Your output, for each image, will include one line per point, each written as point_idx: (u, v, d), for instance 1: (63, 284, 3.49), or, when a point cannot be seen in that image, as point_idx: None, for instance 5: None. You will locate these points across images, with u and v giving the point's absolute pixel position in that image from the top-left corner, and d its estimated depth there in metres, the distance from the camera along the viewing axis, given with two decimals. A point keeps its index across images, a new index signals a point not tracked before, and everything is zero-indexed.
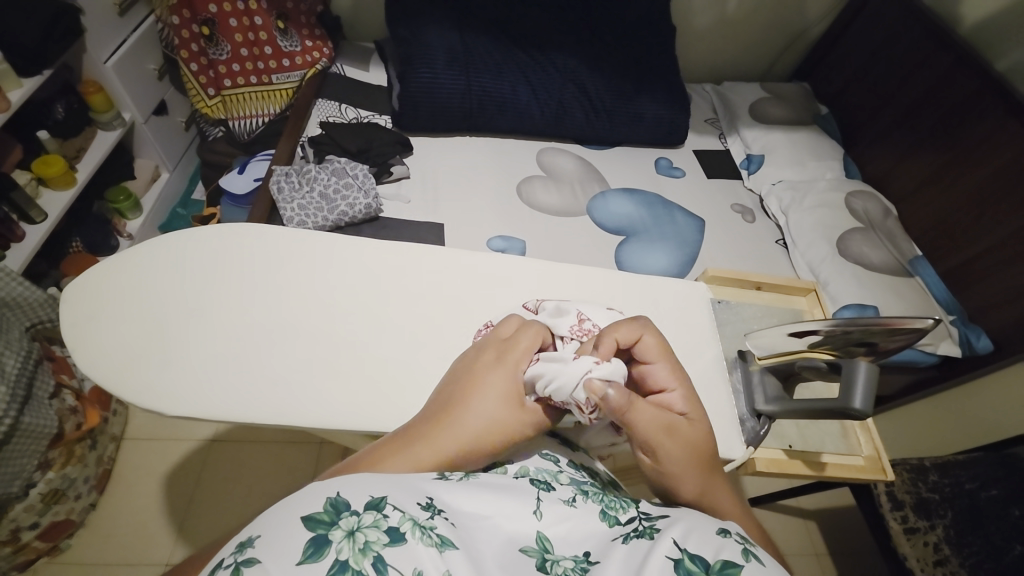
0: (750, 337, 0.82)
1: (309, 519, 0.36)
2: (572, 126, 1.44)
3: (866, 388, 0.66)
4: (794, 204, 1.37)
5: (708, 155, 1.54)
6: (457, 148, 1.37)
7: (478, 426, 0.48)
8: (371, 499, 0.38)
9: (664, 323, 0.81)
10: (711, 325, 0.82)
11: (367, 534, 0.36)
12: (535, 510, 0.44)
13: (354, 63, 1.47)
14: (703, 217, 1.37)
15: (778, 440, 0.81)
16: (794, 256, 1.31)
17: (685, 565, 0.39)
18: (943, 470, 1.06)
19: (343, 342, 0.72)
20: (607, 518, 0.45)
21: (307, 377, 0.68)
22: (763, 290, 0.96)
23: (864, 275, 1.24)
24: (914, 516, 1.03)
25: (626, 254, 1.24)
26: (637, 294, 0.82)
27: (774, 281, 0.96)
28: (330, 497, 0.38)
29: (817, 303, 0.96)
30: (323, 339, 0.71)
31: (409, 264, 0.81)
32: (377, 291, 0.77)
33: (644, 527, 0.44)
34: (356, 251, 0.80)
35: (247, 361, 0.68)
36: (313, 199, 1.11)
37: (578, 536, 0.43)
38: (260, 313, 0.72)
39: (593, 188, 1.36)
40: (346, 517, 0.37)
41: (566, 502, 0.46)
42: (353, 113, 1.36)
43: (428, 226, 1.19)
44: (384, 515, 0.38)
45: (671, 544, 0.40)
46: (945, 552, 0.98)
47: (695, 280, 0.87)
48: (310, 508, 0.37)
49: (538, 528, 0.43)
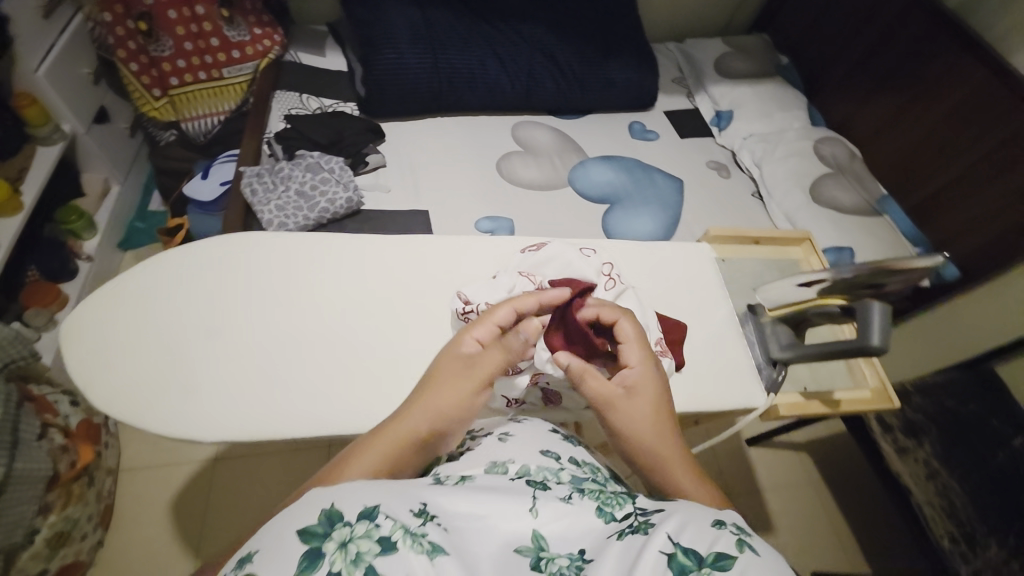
0: (759, 292, 0.83)
1: (304, 533, 0.38)
2: (544, 98, 1.43)
3: (882, 326, 0.70)
4: (767, 156, 1.43)
5: (679, 115, 1.56)
6: (431, 131, 1.34)
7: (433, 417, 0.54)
8: (364, 509, 0.40)
9: (677, 286, 0.82)
10: (720, 281, 0.84)
11: (359, 545, 0.38)
12: (530, 508, 0.45)
13: (309, 51, 1.40)
14: (682, 178, 1.41)
15: (794, 385, 0.86)
16: (771, 207, 1.36)
17: (678, 560, 0.40)
18: (924, 391, 1.11)
19: (355, 343, 0.70)
20: (603, 515, 0.47)
21: (335, 382, 0.67)
22: (761, 244, 0.97)
23: (839, 218, 1.29)
24: (902, 437, 1.08)
25: (613, 222, 1.28)
26: (645, 261, 0.83)
27: (772, 234, 0.96)
28: (325, 509, 0.40)
29: (813, 253, 0.98)
30: (344, 343, 0.70)
31: (412, 255, 0.79)
32: (378, 288, 0.75)
33: (639, 522, 0.45)
34: (351, 251, 0.77)
35: (274, 376, 0.66)
36: (290, 198, 1.04)
37: (574, 534, 0.44)
38: (279, 327, 0.70)
39: (571, 159, 1.39)
40: (340, 529, 0.38)
41: (563, 500, 0.47)
42: (316, 103, 1.31)
43: (413, 214, 1.16)
44: (376, 525, 0.39)
45: (666, 537, 0.41)
46: (934, 465, 1.04)
47: (698, 241, 0.88)
48: (306, 521, 0.39)
49: (533, 527, 0.44)
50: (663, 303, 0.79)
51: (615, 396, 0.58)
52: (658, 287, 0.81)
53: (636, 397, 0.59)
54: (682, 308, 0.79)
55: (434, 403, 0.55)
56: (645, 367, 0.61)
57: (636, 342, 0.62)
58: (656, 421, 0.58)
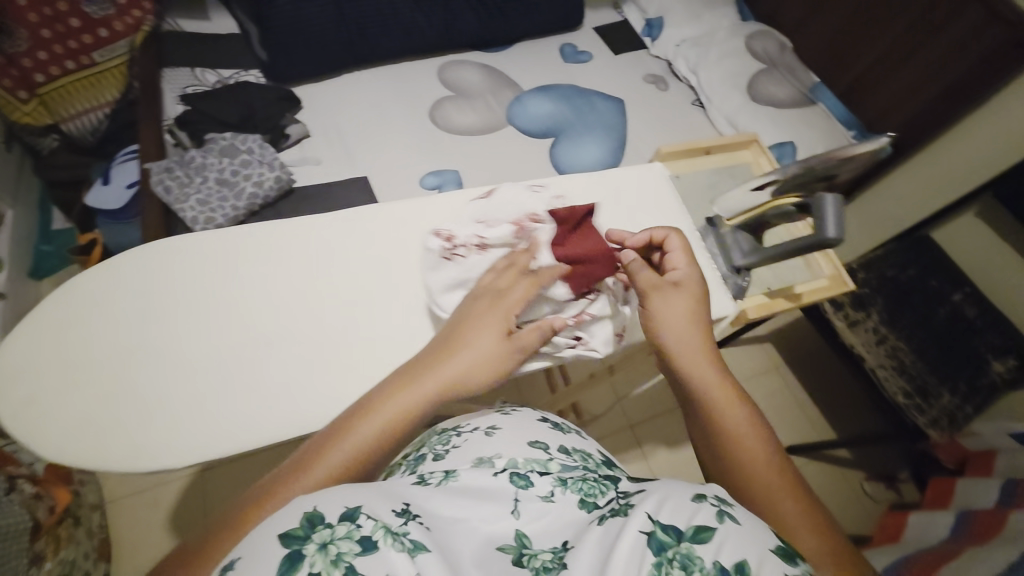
0: (716, 204, 0.85)
1: (285, 536, 0.36)
2: (465, 31, 1.33)
3: (837, 216, 0.70)
4: (702, 61, 1.40)
5: (609, 30, 1.51)
6: (351, 88, 1.23)
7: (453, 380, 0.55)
8: (346, 511, 0.39)
9: (636, 210, 0.81)
10: (675, 197, 0.83)
11: (340, 545, 0.36)
12: (513, 510, 0.48)
13: (190, 16, 1.23)
14: (621, 97, 1.38)
15: (757, 287, 0.89)
16: (711, 113, 1.36)
17: (658, 537, 0.40)
18: (868, 266, 1.19)
19: (316, 334, 0.67)
20: (585, 505, 0.49)
21: (307, 377, 0.64)
22: (712, 153, 0.97)
23: (778, 114, 1.30)
24: (853, 311, 1.15)
25: (560, 154, 1.24)
26: (602, 191, 0.81)
27: (721, 142, 0.96)
28: (307, 512, 0.38)
29: (762, 154, 0.98)
30: (307, 336, 0.67)
31: (358, 228, 0.74)
32: (330, 274, 0.71)
33: (620, 505, 0.46)
34: (288, 237, 0.72)
35: (240, 386, 0.63)
36: (211, 189, 0.94)
37: (555, 529, 0.46)
38: (232, 334, 0.65)
39: (507, 95, 1.32)
40: (320, 531, 0.37)
41: (544, 498, 0.49)
42: (213, 75, 1.16)
43: (351, 183, 1.08)
44: (357, 525, 0.38)
45: (645, 517, 0.42)
46: (883, 331, 1.12)
47: (650, 161, 0.87)
48: (287, 525, 0.37)
49: (516, 526, 0.46)
50: (626, 231, 0.78)
51: (655, 289, 0.63)
52: (616, 218, 0.80)
53: (676, 295, 0.62)
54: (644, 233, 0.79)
55: (463, 360, 0.56)
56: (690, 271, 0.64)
57: (683, 251, 0.66)
58: (693, 330, 0.60)
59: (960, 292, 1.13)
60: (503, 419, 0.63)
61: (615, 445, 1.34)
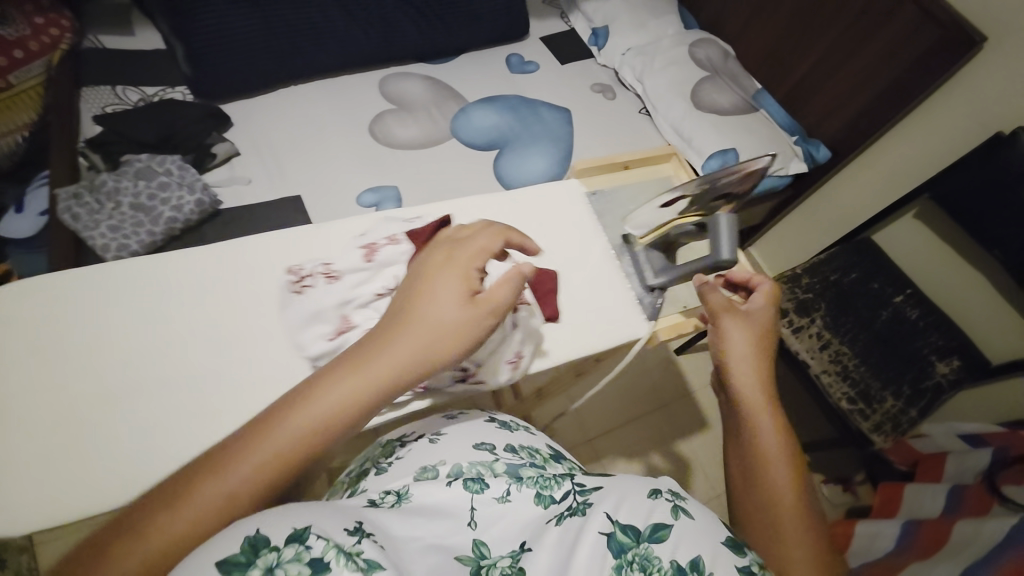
0: (628, 221, 0.85)
1: (224, 563, 0.33)
2: (406, 43, 1.31)
3: (730, 234, 0.72)
4: (647, 70, 1.39)
5: (556, 39, 1.51)
6: (287, 103, 1.19)
7: (402, 349, 0.47)
8: (292, 531, 0.37)
9: (551, 230, 0.79)
10: (588, 216, 0.82)
11: (287, 569, 0.34)
12: (469, 522, 0.51)
13: (113, 31, 1.18)
14: (568, 107, 1.37)
15: (674, 305, 0.85)
16: (658, 121, 1.37)
17: (616, 539, 0.46)
18: (812, 271, 1.18)
19: (198, 379, 0.64)
20: (542, 500, 0.53)
21: (184, 426, 0.61)
22: (632, 168, 0.96)
23: (720, 122, 1.29)
24: (797, 317, 1.13)
25: (504, 167, 1.23)
26: (509, 212, 0.79)
27: (639, 156, 0.96)
28: (248, 536, 0.35)
29: (682, 167, 0.98)
30: (188, 381, 0.64)
31: (256, 262, 0.72)
32: (216, 314, 0.68)
33: (576, 504, 0.52)
34: (182, 274, 0.70)
35: (110, 437, 0.60)
36: (125, 215, 0.89)
37: (513, 531, 0.50)
38: (109, 380, 0.62)
39: (451, 107, 1.30)
40: (264, 555, 0.34)
41: (500, 500, 0.53)
42: (136, 93, 1.11)
43: (283, 203, 1.05)
44: (306, 546, 0.36)
45: (604, 518, 0.48)
46: (826, 336, 1.11)
47: (567, 178, 0.86)
48: (224, 550, 0.34)
49: (475, 536, 0.50)
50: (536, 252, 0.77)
51: (724, 311, 0.68)
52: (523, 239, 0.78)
53: (749, 321, 0.67)
54: (557, 253, 0.78)
55: (422, 324, 0.49)
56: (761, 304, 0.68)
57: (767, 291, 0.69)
58: (761, 362, 0.63)
59: (903, 294, 1.15)
60: (449, 425, 0.66)
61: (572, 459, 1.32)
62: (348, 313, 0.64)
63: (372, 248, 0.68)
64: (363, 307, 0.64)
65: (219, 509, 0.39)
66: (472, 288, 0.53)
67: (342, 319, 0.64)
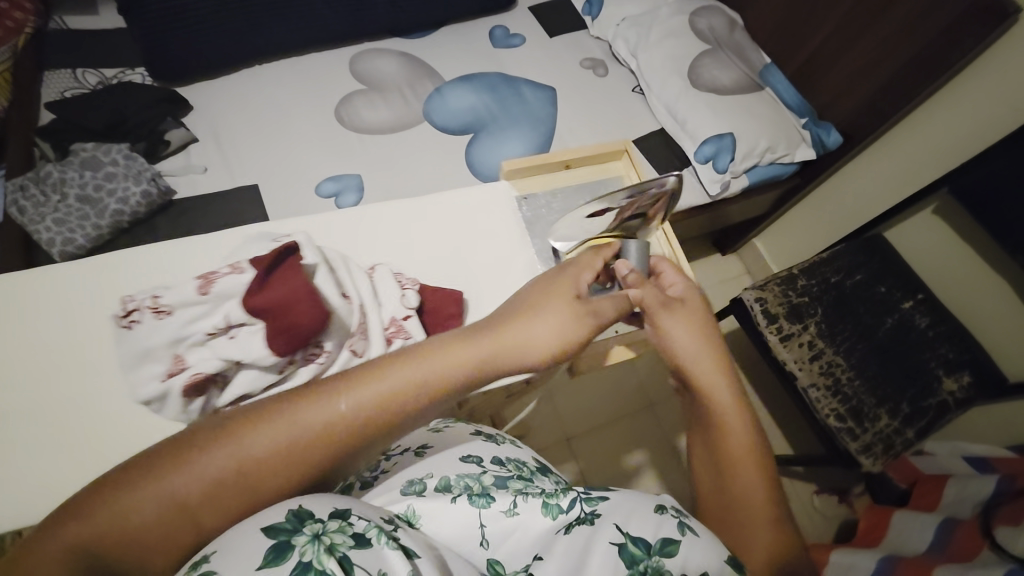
0: (552, 235, 0.76)
1: (269, 529, 0.37)
2: (378, 18, 1.23)
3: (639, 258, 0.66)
4: (641, 43, 1.27)
5: (546, 9, 1.40)
6: (251, 85, 1.15)
7: (458, 358, 0.50)
8: (336, 510, 0.40)
9: (473, 241, 0.75)
10: (517, 220, 0.77)
11: (333, 537, 0.37)
12: (483, 540, 0.50)
13: (77, 10, 1.15)
14: (553, 85, 1.27)
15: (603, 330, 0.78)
16: (651, 101, 1.24)
17: (628, 548, 0.46)
18: (810, 273, 1.07)
19: (61, 405, 0.58)
20: (550, 511, 0.50)
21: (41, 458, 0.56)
22: (574, 167, 0.83)
23: (717, 102, 1.16)
24: (788, 324, 1.02)
25: (478, 153, 1.14)
26: (423, 222, 0.75)
27: (583, 153, 0.82)
28: (292, 509, 0.39)
29: (634, 165, 0.85)
30: (49, 406, 0.58)
31: (147, 267, 0.66)
32: (84, 333, 0.62)
33: (586, 513, 0.50)
34: (68, 283, 0.65)
35: None
36: (71, 207, 0.87)
37: (524, 546, 0.50)
38: None
39: (426, 87, 1.21)
40: (311, 524, 0.38)
41: (508, 513, 0.50)
42: (95, 77, 1.08)
43: (240, 192, 1.01)
44: (348, 522, 0.39)
45: (615, 529, 0.48)
46: (818, 346, 1.00)
47: (495, 181, 0.80)
48: (271, 519, 0.38)
49: (488, 556, 0.49)
50: (454, 262, 0.73)
51: (660, 309, 0.62)
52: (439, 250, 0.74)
53: (687, 309, 0.63)
54: (477, 262, 0.73)
55: (514, 334, 0.53)
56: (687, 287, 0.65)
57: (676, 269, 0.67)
58: (712, 351, 0.61)
59: (912, 299, 1.03)
60: (434, 436, 0.62)
61: (547, 460, 1.27)
62: (180, 353, 0.55)
63: (210, 274, 0.57)
64: (198, 345, 0.56)
65: (225, 488, 0.40)
66: (575, 291, 0.57)
67: (175, 358, 0.56)
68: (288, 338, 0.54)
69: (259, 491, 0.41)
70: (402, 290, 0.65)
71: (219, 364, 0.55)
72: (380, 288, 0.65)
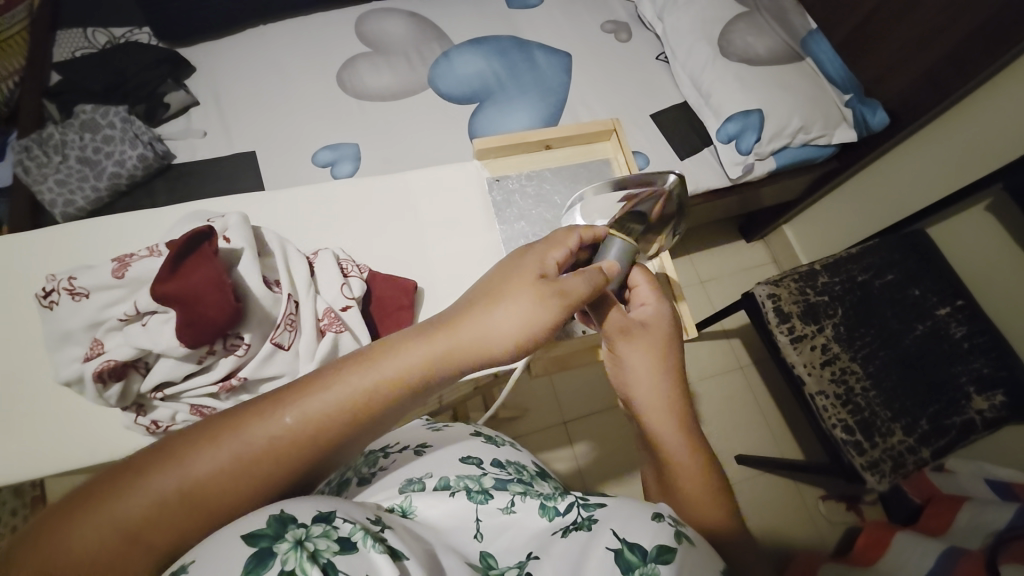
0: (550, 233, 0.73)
1: (250, 536, 0.30)
2: None
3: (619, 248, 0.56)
4: (669, 4, 1.16)
5: None
6: (256, 46, 1.12)
7: (412, 359, 0.41)
8: (319, 513, 0.34)
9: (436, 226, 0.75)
10: (482, 207, 0.76)
11: (316, 543, 0.31)
12: (476, 533, 0.44)
13: None
14: (569, 50, 1.17)
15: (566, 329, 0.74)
16: (675, 71, 1.13)
17: (625, 557, 0.39)
18: (833, 269, 0.98)
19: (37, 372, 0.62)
20: (546, 512, 0.45)
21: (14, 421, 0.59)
22: (554, 148, 0.80)
23: (748, 73, 1.05)
24: (801, 324, 0.94)
25: (482, 122, 1.08)
26: (396, 205, 0.75)
27: (563, 134, 0.78)
28: (273, 514, 0.33)
29: (620, 147, 0.81)
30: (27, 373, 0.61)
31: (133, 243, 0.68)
32: None
33: (582, 518, 0.44)
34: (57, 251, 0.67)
35: None
36: (70, 168, 0.89)
37: (520, 542, 0.43)
38: None
39: (434, 49, 1.15)
40: (293, 529, 0.31)
41: (505, 510, 0.45)
42: (104, 36, 1.07)
43: (237, 157, 0.99)
44: (334, 526, 0.33)
45: (611, 535, 0.41)
46: (832, 350, 0.92)
47: (466, 161, 0.80)
48: (251, 525, 0.31)
49: (481, 548, 0.42)
50: (416, 248, 0.73)
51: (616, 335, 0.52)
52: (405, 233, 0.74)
53: (651, 333, 0.53)
54: (440, 244, 0.73)
55: (471, 327, 0.44)
56: (657, 305, 0.55)
57: (647, 281, 0.56)
58: (670, 385, 0.50)
59: (949, 305, 0.93)
60: (434, 435, 0.57)
61: (542, 442, 1.26)
62: (99, 337, 0.57)
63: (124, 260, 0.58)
64: (115, 330, 0.57)
65: (182, 521, 0.33)
66: (540, 272, 0.47)
67: (94, 341, 0.57)
68: (196, 329, 0.53)
69: (210, 525, 0.33)
70: (345, 277, 0.65)
71: (133, 351, 0.55)
72: (321, 275, 0.65)
